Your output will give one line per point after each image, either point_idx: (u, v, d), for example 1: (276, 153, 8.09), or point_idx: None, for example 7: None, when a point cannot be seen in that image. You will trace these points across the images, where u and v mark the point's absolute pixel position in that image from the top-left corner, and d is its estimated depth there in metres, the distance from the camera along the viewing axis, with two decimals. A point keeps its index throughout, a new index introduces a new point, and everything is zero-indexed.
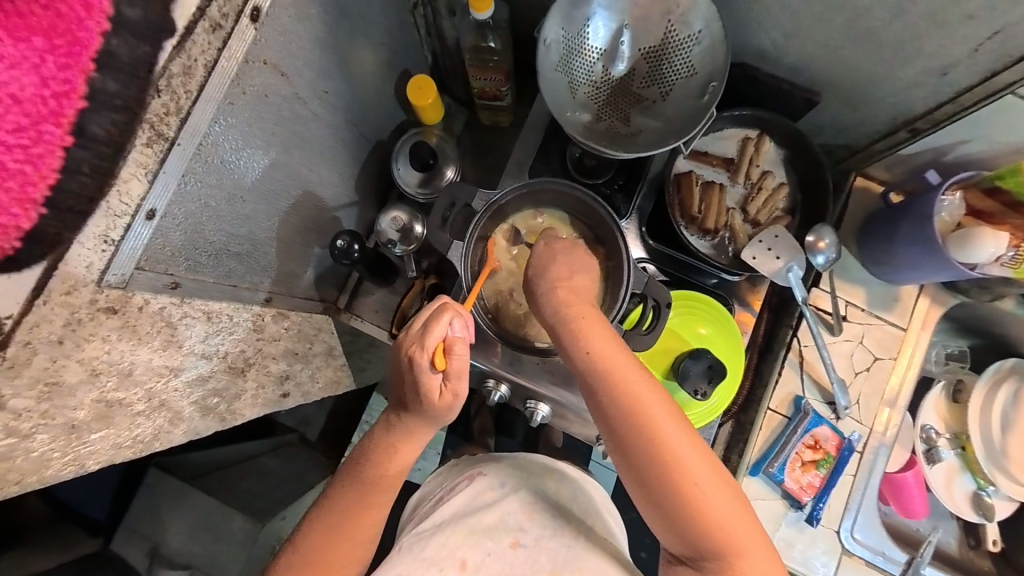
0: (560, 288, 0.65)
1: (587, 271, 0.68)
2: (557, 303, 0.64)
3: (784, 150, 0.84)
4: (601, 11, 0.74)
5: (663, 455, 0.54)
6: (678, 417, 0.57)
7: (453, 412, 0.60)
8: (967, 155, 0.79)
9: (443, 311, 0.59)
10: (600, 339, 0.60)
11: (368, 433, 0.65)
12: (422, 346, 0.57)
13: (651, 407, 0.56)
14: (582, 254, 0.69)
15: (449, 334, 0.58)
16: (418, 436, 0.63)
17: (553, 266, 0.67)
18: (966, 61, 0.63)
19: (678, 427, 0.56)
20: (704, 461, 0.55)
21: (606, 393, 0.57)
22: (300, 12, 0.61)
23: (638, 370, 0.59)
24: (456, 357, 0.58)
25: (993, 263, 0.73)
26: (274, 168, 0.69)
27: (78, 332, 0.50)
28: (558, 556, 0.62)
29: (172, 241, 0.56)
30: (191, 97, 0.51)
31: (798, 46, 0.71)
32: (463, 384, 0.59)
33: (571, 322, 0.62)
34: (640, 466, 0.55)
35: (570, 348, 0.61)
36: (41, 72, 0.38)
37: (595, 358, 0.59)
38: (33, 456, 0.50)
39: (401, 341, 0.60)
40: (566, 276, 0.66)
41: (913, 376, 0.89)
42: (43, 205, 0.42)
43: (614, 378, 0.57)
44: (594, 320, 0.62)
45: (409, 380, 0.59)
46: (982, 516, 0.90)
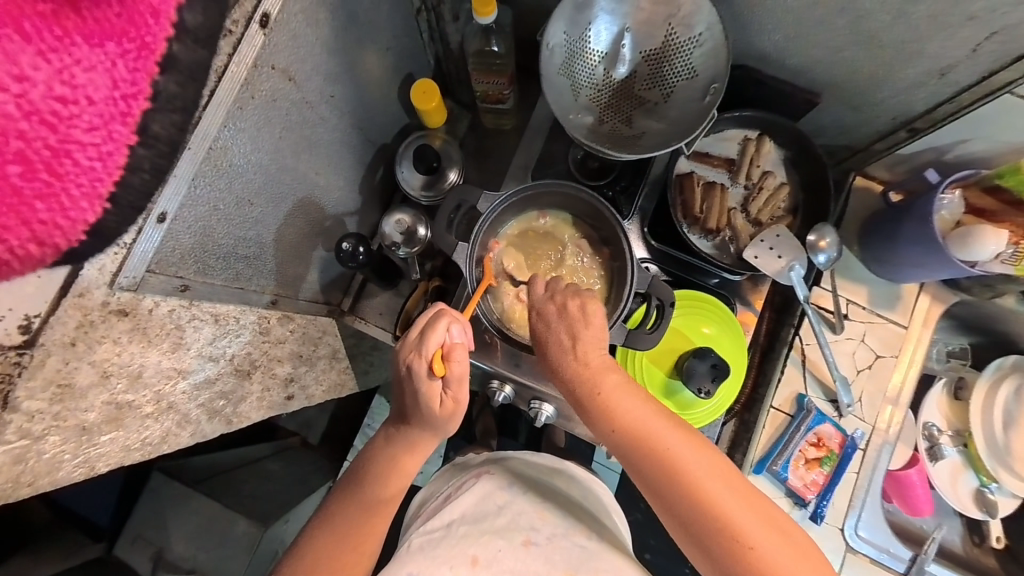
0: (570, 352, 0.63)
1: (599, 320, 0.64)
2: (571, 368, 0.62)
3: (784, 151, 0.85)
4: (605, 16, 0.74)
5: (707, 513, 0.54)
6: (715, 468, 0.56)
7: (455, 421, 0.60)
8: (968, 154, 0.80)
9: (439, 316, 0.59)
10: (623, 398, 0.60)
11: (369, 446, 0.66)
12: (421, 352, 0.58)
13: (686, 464, 0.56)
14: (583, 301, 0.64)
15: (448, 340, 0.58)
16: (419, 447, 0.63)
17: (554, 330, 0.64)
18: (966, 62, 0.64)
19: (717, 480, 0.56)
20: (751, 510, 0.55)
21: (638, 451, 0.58)
22: (310, 18, 0.62)
23: (667, 426, 0.59)
24: (455, 362, 0.57)
25: (995, 260, 0.74)
26: (282, 172, 0.69)
27: (90, 334, 0.50)
28: (572, 556, 0.61)
29: (182, 244, 0.56)
30: (202, 102, 0.51)
31: (799, 48, 0.72)
32: (464, 391, 0.58)
33: (589, 387, 0.61)
34: (687, 526, 0.55)
35: (594, 415, 0.61)
36: (114, 75, 0.41)
37: (620, 420, 0.59)
38: (45, 457, 0.50)
39: (400, 350, 0.60)
40: (572, 337, 0.63)
41: (915, 373, 0.90)
42: (107, 200, 0.45)
43: (642, 437, 0.58)
44: (613, 380, 0.61)
45: (410, 390, 0.60)
46: (987, 513, 0.90)
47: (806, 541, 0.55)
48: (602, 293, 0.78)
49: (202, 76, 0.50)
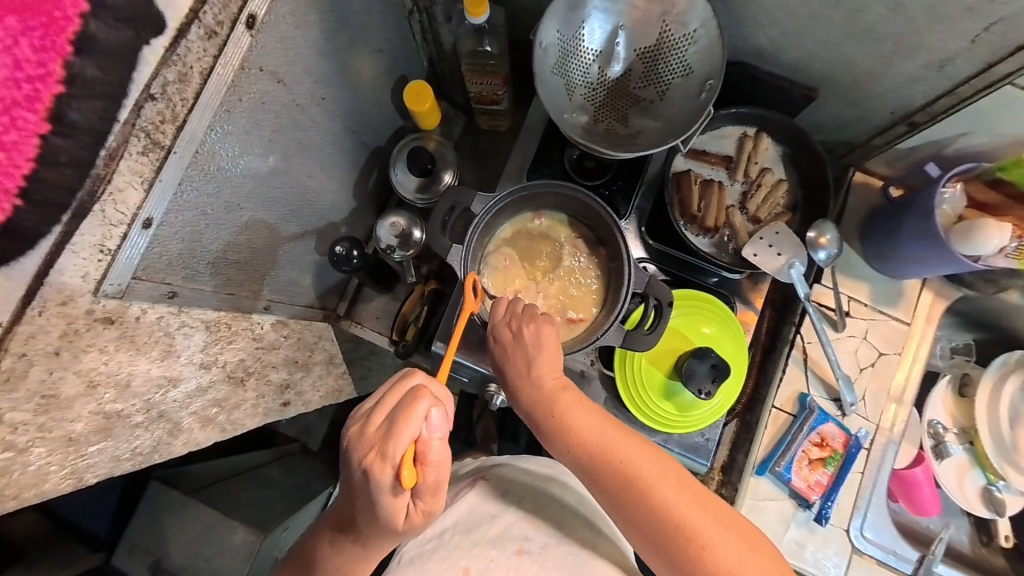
0: (526, 368, 0.64)
1: (547, 345, 0.64)
2: (526, 382, 0.63)
3: (782, 147, 0.84)
4: (598, 14, 0.74)
5: (660, 515, 0.55)
6: (670, 475, 0.57)
7: (422, 529, 0.55)
8: (968, 148, 0.78)
9: (416, 402, 0.51)
10: (579, 412, 0.61)
11: (316, 541, 0.61)
12: (389, 454, 0.50)
13: (639, 468, 0.57)
14: (536, 327, 0.65)
15: (425, 434, 0.51)
16: (373, 551, 0.58)
17: (511, 355, 0.65)
18: (966, 54, 0.63)
19: (668, 482, 0.57)
20: (701, 508, 0.56)
21: (596, 463, 0.58)
22: (298, 19, 0.61)
23: (622, 436, 0.60)
24: (430, 465, 0.52)
25: (997, 254, 0.73)
26: (273, 176, 0.69)
27: (75, 343, 0.48)
28: (566, 563, 0.61)
29: (170, 250, 0.55)
30: (187, 105, 0.50)
31: (796, 43, 0.71)
32: (437, 498, 0.53)
33: (543, 400, 0.62)
34: (643, 531, 0.56)
35: (549, 429, 0.61)
36: (14, 54, 0.37)
37: (573, 431, 0.60)
38: (31, 470, 0.48)
39: (359, 445, 0.52)
40: (526, 359, 0.64)
41: (919, 370, 0.89)
42: (17, 198, 0.40)
43: (599, 448, 0.59)
44: (567, 395, 0.62)
45: (370, 494, 0.52)
46: (995, 512, 0.89)
47: (753, 531, 0.57)
48: (600, 294, 0.78)
49: (186, 78, 0.49)
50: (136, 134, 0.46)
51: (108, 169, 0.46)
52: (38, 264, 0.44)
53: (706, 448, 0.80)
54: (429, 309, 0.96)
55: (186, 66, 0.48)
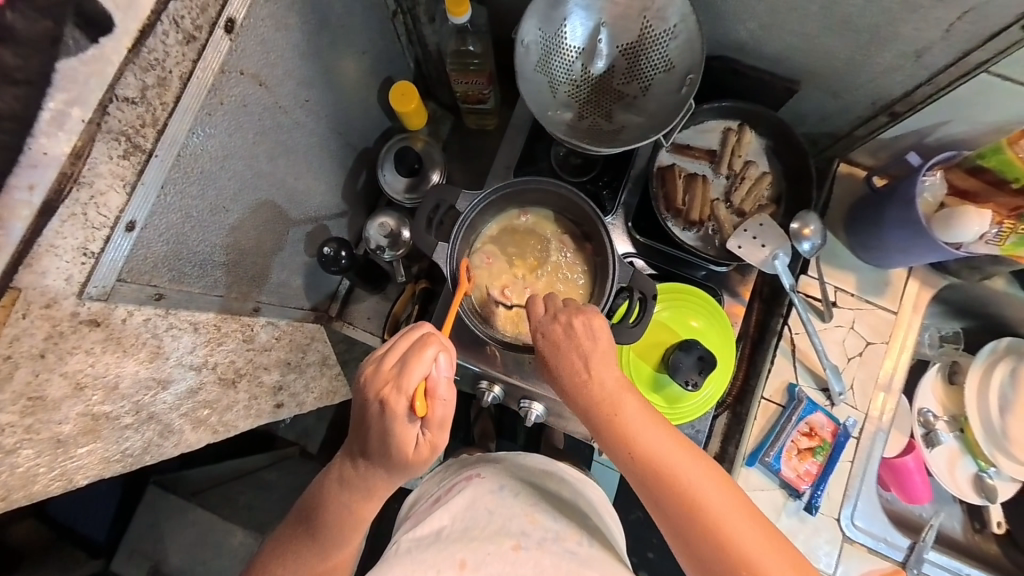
0: (570, 356, 0.61)
1: (600, 343, 0.61)
2: (569, 369, 0.61)
3: (765, 140, 0.85)
4: (579, 11, 0.74)
5: (692, 514, 0.52)
6: (732, 500, 0.53)
7: (427, 463, 0.57)
8: (949, 137, 0.79)
9: (426, 345, 0.54)
10: (637, 420, 0.57)
11: (325, 477, 0.62)
12: (401, 388, 0.53)
13: (675, 464, 0.54)
14: (584, 322, 0.62)
15: (433, 372, 0.53)
16: (379, 488, 0.59)
17: (556, 342, 0.62)
18: (940, 43, 0.64)
19: (727, 504, 0.52)
20: (738, 512, 0.52)
21: (650, 472, 0.55)
22: (278, 23, 0.62)
23: (683, 450, 0.56)
24: (438, 402, 0.54)
25: (979, 240, 0.74)
26: (258, 177, 0.70)
27: (60, 346, 0.48)
28: (563, 563, 0.58)
29: (155, 252, 0.56)
30: (167, 109, 0.51)
31: (775, 36, 0.72)
32: (443, 433, 0.55)
33: (584, 385, 0.60)
34: (673, 527, 0.53)
35: (587, 412, 0.59)
36: None
37: (612, 418, 0.58)
38: (19, 472, 0.49)
39: (372, 380, 0.55)
40: (573, 348, 0.62)
41: (906, 359, 0.89)
42: None
43: (656, 458, 0.55)
44: (609, 382, 0.59)
45: (380, 427, 0.54)
46: (986, 499, 0.89)
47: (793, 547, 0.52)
48: (587, 289, 0.78)
49: (166, 82, 0.50)
50: (119, 140, 0.47)
51: (73, 167, 0.44)
52: (6, 260, 0.42)
53: (696, 440, 0.81)
54: (419, 308, 0.96)
55: (165, 70, 0.49)
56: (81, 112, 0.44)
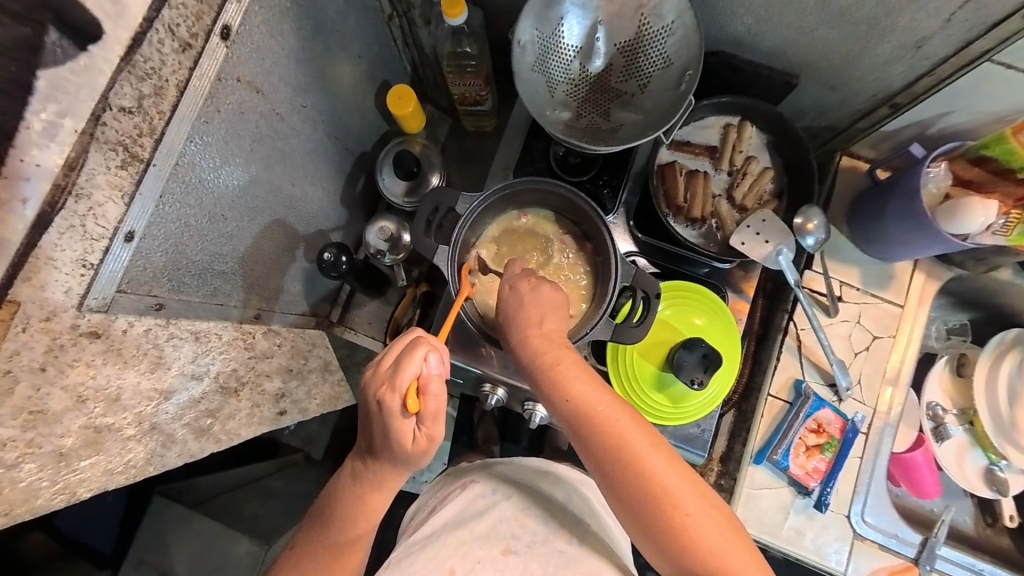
0: (533, 333, 0.64)
1: (556, 311, 0.67)
2: (533, 348, 0.63)
3: (766, 134, 0.84)
4: (575, 10, 0.74)
5: (649, 494, 0.54)
6: (656, 443, 0.57)
7: (428, 457, 0.56)
8: (951, 128, 0.78)
9: (416, 344, 0.54)
10: (576, 375, 0.60)
11: (336, 477, 0.62)
12: (393, 387, 0.52)
13: (636, 445, 0.56)
14: (547, 291, 0.68)
15: (425, 370, 0.53)
16: (388, 482, 0.59)
17: (520, 312, 0.66)
18: (941, 33, 0.63)
19: (651, 446, 0.56)
20: (692, 491, 0.54)
21: (582, 420, 0.58)
22: (272, 28, 0.62)
23: (615, 402, 0.59)
24: (431, 397, 0.53)
25: (985, 231, 0.73)
26: (256, 184, 0.69)
27: (61, 358, 0.48)
28: (551, 561, 0.60)
29: (154, 262, 0.56)
30: (164, 118, 0.51)
31: (773, 30, 0.71)
32: (439, 426, 0.54)
33: (548, 367, 0.61)
34: (631, 507, 0.55)
35: (550, 393, 0.61)
36: None
37: (576, 400, 0.59)
38: (21, 486, 0.48)
39: (369, 381, 0.55)
40: (535, 321, 0.65)
41: (913, 352, 0.88)
42: None
43: (590, 408, 0.58)
44: (571, 362, 0.62)
45: (379, 424, 0.54)
46: (997, 492, 0.88)
47: (739, 525, 0.55)
48: (588, 289, 0.78)
49: (162, 91, 0.49)
50: (115, 151, 0.47)
51: (67, 178, 0.44)
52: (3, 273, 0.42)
53: (702, 439, 0.81)
54: (420, 313, 0.97)
55: (161, 79, 0.49)
56: (73, 123, 0.43)
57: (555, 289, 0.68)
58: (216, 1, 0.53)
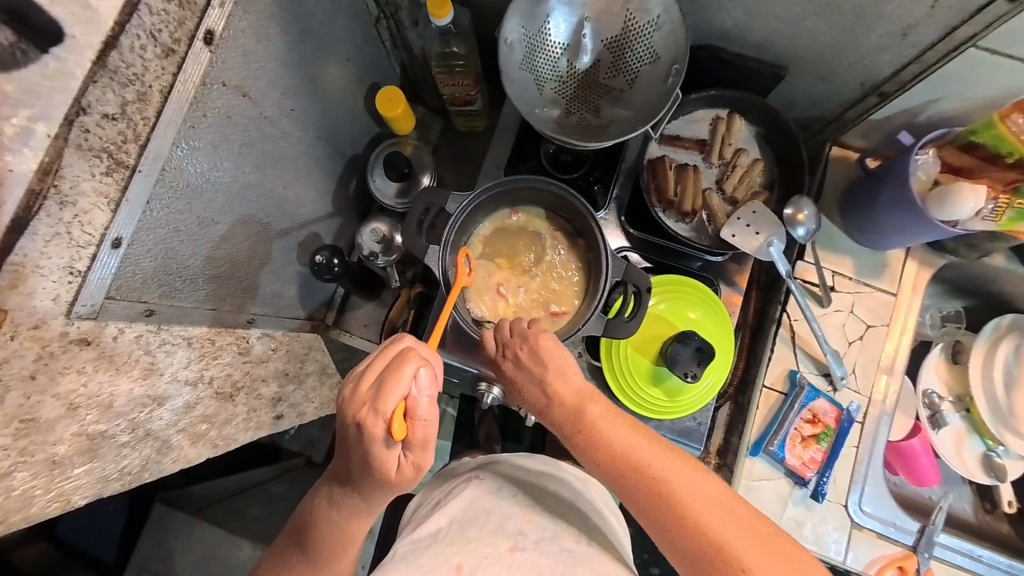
0: (546, 400, 0.62)
1: (555, 371, 0.63)
2: (551, 409, 0.62)
3: (756, 126, 0.84)
4: (561, 7, 0.74)
5: (707, 547, 0.49)
6: (707, 490, 0.52)
7: (413, 482, 0.57)
8: (940, 115, 0.78)
9: (405, 362, 0.52)
10: (606, 424, 0.58)
11: (313, 493, 0.62)
12: (379, 410, 0.51)
13: (683, 492, 0.51)
14: (528, 358, 0.64)
15: (413, 392, 0.52)
16: (366, 506, 0.59)
17: (527, 387, 0.64)
18: (926, 20, 0.63)
19: (700, 493, 0.51)
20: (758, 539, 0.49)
21: (619, 471, 0.54)
22: (258, 33, 0.62)
23: (654, 447, 0.55)
24: (419, 421, 0.52)
25: (975, 217, 0.73)
26: (245, 189, 0.69)
27: (51, 366, 0.48)
28: (559, 562, 0.59)
29: (144, 267, 0.56)
30: (149, 124, 0.51)
31: (759, 22, 0.72)
32: (426, 453, 0.54)
33: (575, 420, 0.59)
34: (690, 565, 0.50)
35: (582, 446, 0.58)
36: None
37: (610, 448, 0.56)
38: (15, 495, 0.48)
39: (351, 401, 0.54)
40: (543, 392, 0.63)
41: (908, 340, 0.88)
42: None
43: (625, 458, 0.55)
44: (599, 411, 0.59)
45: (361, 449, 0.54)
46: (996, 478, 0.88)
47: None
48: (581, 286, 0.78)
49: (146, 97, 0.50)
50: (99, 159, 0.47)
51: (42, 183, 0.43)
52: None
53: (698, 433, 0.81)
54: (416, 313, 0.97)
55: (144, 85, 0.49)
56: (46, 127, 0.43)
57: (538, 347, 0.63)
58: (199, 6, 0.53)
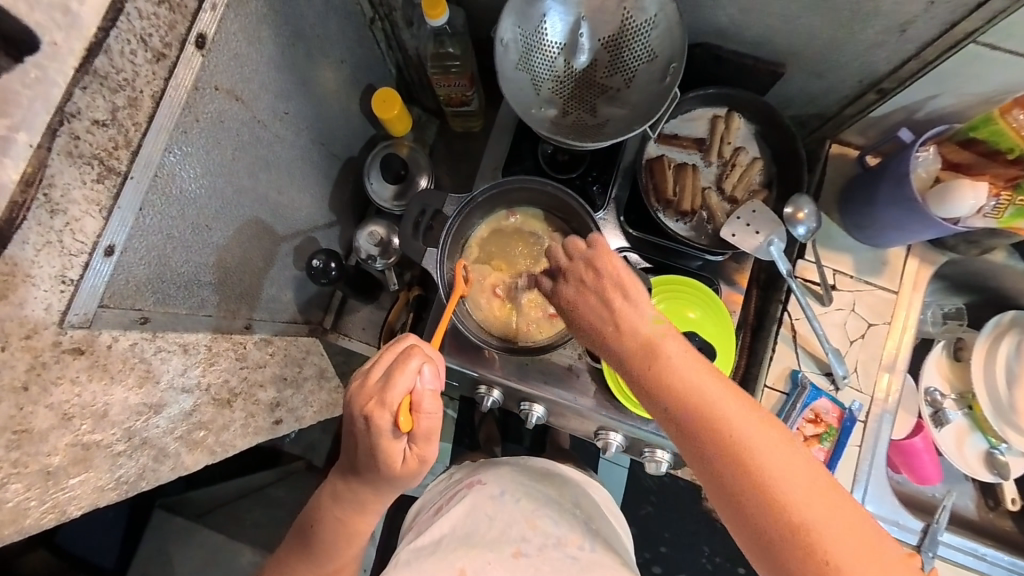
0: (611, 328, 0.56)
1: (622, 292, 0.57)
2: (606, 329, 0.56)
3: (754, 124, 0.84)
4: (557, 6, 0.73)
5: (787, 528, 0.42)
6: (778, 435, 0.46)
7: (417, 476, 0.56)
8: (939, 111, 0.78)
9: (410, 356, 0.52)
10: (670, 351, 0.52)
11: (318, 490, 0.62)
12: (383, 403, 0.51)
13: (748, 432, 0.46)
14: (592, 278, 0.59)
15: (418, 386, 0.52)
16: (367, 504, 0.59)
17: (587, 312, 0.58)
18: (924, 16, 0.62)
19: (770, 438, 0.46)
20: (851, 531, 0.42)
21: (680, 395, 0.49)
22: (250, 36, 0.61)
23: (722, 384, 0.50)
24: (423, 414, 0.52)
25: (976, 214, 0.72)
26: (240, 193, 0.69)
27: (44, 376, 0.47)
28: (563, 567, 0.59)
29: (137, 274, 0.55)
30: (140, 129, 0.50)
31: (754, 19, 0.71)
32: (431, 446, 0.54)
33: (635, 344, 0.53)
34: (740, 507, 0.45)
35: (638, 368, 0.53)
36: None
37: (675, 379, 0.50)
38: (9, 507, 0.48)
39: (356, 395, 0.53)
40: (608, 319, 0.56)
41: (909, 338, 0.88)
42: None
43: (687, 384, 0.49)
44: (662, 336, 0.54)
45: (366, 442, 0.53)
46: (998, 476, 0.88)
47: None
48: None
49: (137, 102, 0.49)
50: (89, 166, 0.46)
51: (25, 195, 0.42)
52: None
53: None
54: (414, 315, 0.96)
55: (135, 90, 0.49)
56: (27, 137, 0.41)
57: (600, 261, 0.59)
58: (189, 9, 0.52)
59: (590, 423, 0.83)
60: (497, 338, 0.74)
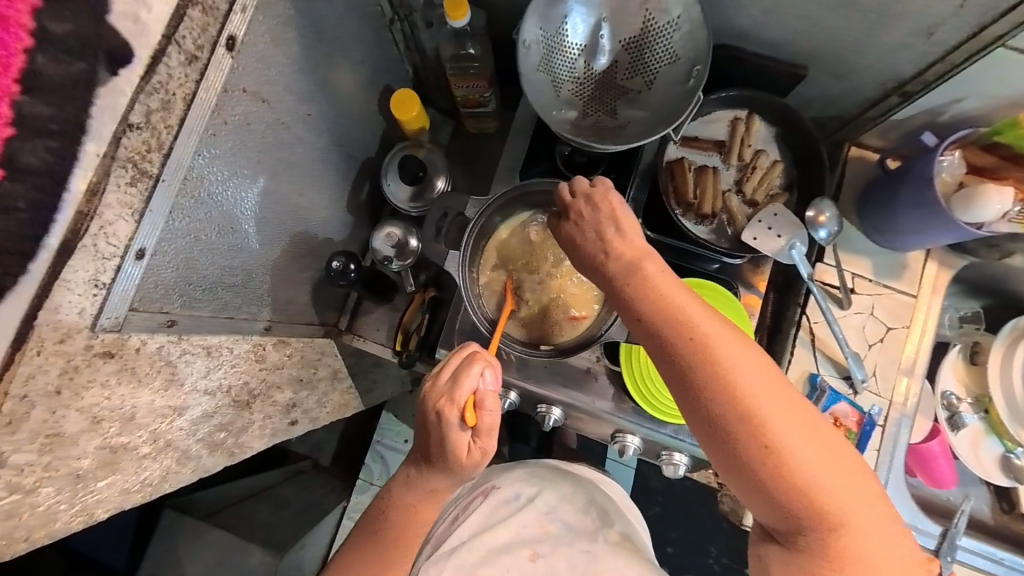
0: (603, 258, 0.57)
1: (616, 227, 0.57)
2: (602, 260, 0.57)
3: (774, 127, 0.83)
4: (579, 7, 0.73)
5: (752, 432, 0.47)
6: (762, 365, 0.49)
7: (479, 467, 0.57)
8: (963, 114, 0.77)
9: (473, 361, 0.53)
10: (664, 284, 0.53)
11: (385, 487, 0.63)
12: (451, 399, 0.52)
13: (735, 361, 0.48)
14: (588, 211, 0.58)
15: (481, 387, 0.52)
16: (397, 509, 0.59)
17: (581, 243, 0.59)
18: (952, 19, 0.62)
19: (755, 368, 0.48)
20: (806, 432, 0.47)
21: (672, 325, 0.51)
22: (275, 37, 0.61)
23: (713, 318, 0.51)
24: (487, 412, 0.53)
25: (1001, 219, 0.72)
26: (264, 196, 0.69)
27: (75, 380, 0.47)
28: (577, 562, 0.61)
29: (165, 278, 0.55)
30: (171, 132, 0.50)
31: (778, 21, 0.71)
32: (492, 440, 0.55)
33: (629, 276, 0.54)
34: (719, 427, 0.48)
35: (632, 299, 0.54)
36: None
37: (668, 311, 0.52)
38: (39, 510, 0.48)
39: (425, 394, 0.54)
40: (598, 242, 0.57)
41: (928, 342, 0.88)
42: None
43: (681, 316, 0.51)
44: (656, 271, 0.54)
45: (436, 436, 0.54)
46: (1014, 479, 0.89)
47: (863, 468, 0.47)
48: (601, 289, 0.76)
49: (168, 105, 0.49)
50: (124, 170, 0.46)
51: (89, 205, 0.45)
52: (25, 308, 0.42)
53: None
54: (429, 317, 0.94)
55: (168, 93, 0.48)
56: (96, 147, 0.44)
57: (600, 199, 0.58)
58: (221, 11, 0.52)
59: (605, 426, 0.83)
60: (522, 342, 0.74)
